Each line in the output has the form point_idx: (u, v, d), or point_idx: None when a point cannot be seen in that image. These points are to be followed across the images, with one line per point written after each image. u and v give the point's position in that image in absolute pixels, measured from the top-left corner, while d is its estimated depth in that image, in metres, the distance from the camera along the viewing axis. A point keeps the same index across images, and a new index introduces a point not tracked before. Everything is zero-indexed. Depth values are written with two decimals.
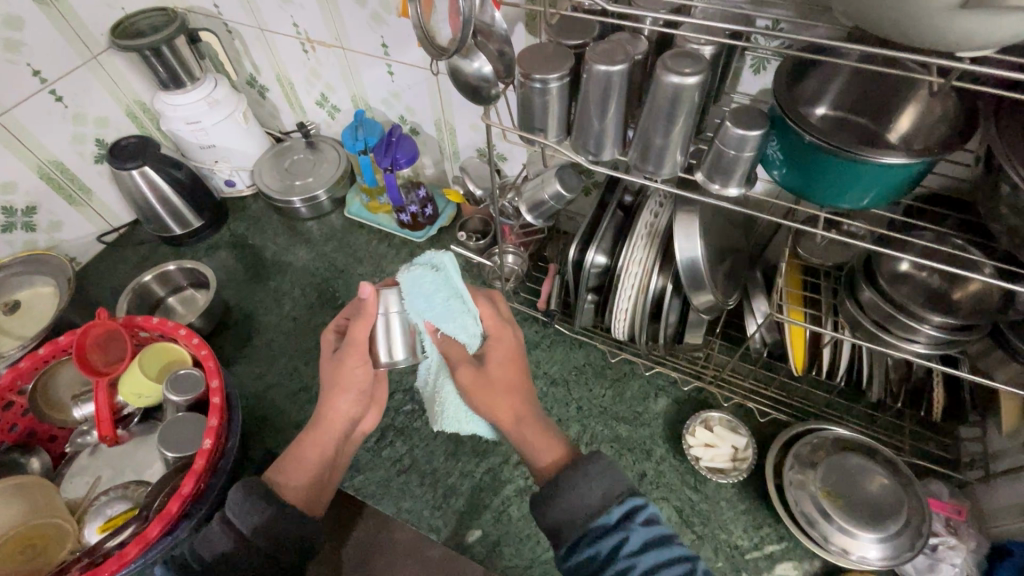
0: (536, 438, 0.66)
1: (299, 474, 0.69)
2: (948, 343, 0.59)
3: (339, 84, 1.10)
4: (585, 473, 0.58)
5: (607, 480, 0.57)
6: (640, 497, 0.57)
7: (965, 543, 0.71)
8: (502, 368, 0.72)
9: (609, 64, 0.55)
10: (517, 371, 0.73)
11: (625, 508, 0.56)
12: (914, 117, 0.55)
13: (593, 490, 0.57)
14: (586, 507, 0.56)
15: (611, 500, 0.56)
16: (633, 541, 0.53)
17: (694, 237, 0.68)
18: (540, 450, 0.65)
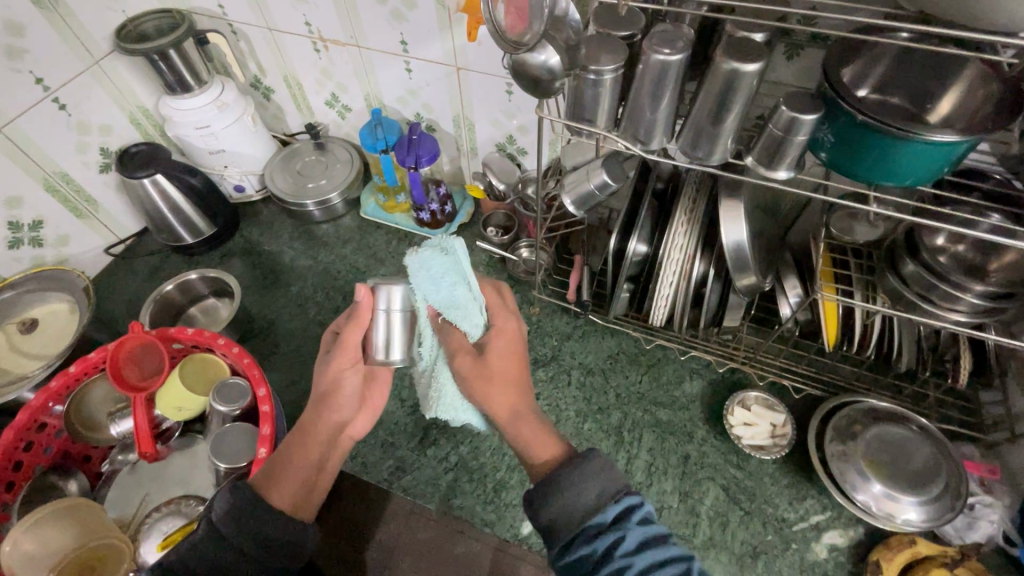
0: (529, 427, 0.60)
1: (289, 476, 0.61)
2: (990, 311, 0.63)
3: (353, 84, 1.09)
4: (581, 471, 0.54)
5: (605, 478, 0.53)
6: (636, 495, 0.53)
7: (1000, 499, 0.75)
8: (505, 360, 0.62)
9: (668, 53, 0.56)
10: (521, 356, 0.64)
11: (621, 507, 0.52)
12: (957, 97, 0.58)
13: (587, 488, 0.52)
14: (581, 508, 0.52)
15: (607, 498, 0.52)
16: (629, 541, 0.50)
17: (740, 221, 0.69)
18: (534, 439, 0.60)
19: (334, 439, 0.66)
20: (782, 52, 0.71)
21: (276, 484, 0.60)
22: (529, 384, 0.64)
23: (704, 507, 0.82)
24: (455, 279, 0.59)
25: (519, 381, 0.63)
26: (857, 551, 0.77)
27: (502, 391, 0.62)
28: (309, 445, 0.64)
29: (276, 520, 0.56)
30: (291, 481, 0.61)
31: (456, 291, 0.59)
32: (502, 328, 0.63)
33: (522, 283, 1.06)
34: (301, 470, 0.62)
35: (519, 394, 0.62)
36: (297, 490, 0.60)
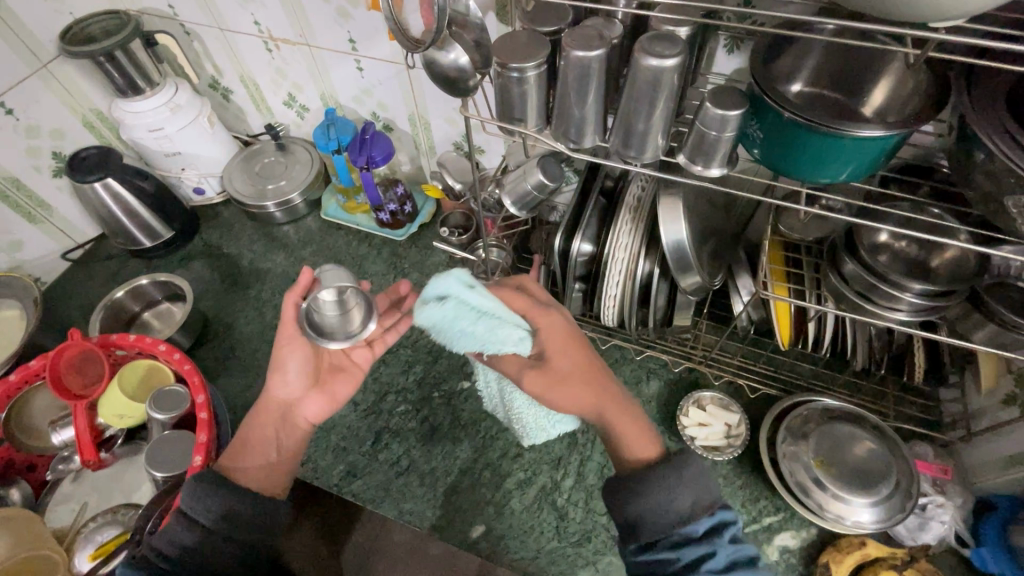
0: (624, 419, 0.62)
1: (254, 457, 0.68)
2: (930, 309, 0.61)
3: (308, 83, 1.07)
4: (678, 476, 0.56)
5: (698, 487, 0.56)
6: (728, 512, 0.56)
7: (953, 500, 0.74)
8: (566, 356, 0.63)
9: (587, 50, 0.55)
10: (583, 343, 0.65)
11: (714, 520, 0.54)
12: (888, 90, 0.56)
13: (683, 495, 0.55)
14: (674, 512, 0.54)
15: (701, 510, 0.54)
16: (720, 557, 0.52)
17: (679, 219, 0.68)
18: (626, 433, 0.61)
19: (285, 419, 0.70)
20: (723, 45, 0.69)
21: (236, 466, 0.67)
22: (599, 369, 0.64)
23: None
24: (469, 320, 0.61)
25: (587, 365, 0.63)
26: (808, 553, 0.76)
27: (581, 390, 0.62)
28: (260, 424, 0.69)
29: (250, 500, 0.62)
30: (253, 466, 0.67)
31: (483, 333, 0.60)
32: (550, 326, 0.63)
33: None
34: (262, 444, 0.68)
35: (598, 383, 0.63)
36: (261, 473, 0.67)
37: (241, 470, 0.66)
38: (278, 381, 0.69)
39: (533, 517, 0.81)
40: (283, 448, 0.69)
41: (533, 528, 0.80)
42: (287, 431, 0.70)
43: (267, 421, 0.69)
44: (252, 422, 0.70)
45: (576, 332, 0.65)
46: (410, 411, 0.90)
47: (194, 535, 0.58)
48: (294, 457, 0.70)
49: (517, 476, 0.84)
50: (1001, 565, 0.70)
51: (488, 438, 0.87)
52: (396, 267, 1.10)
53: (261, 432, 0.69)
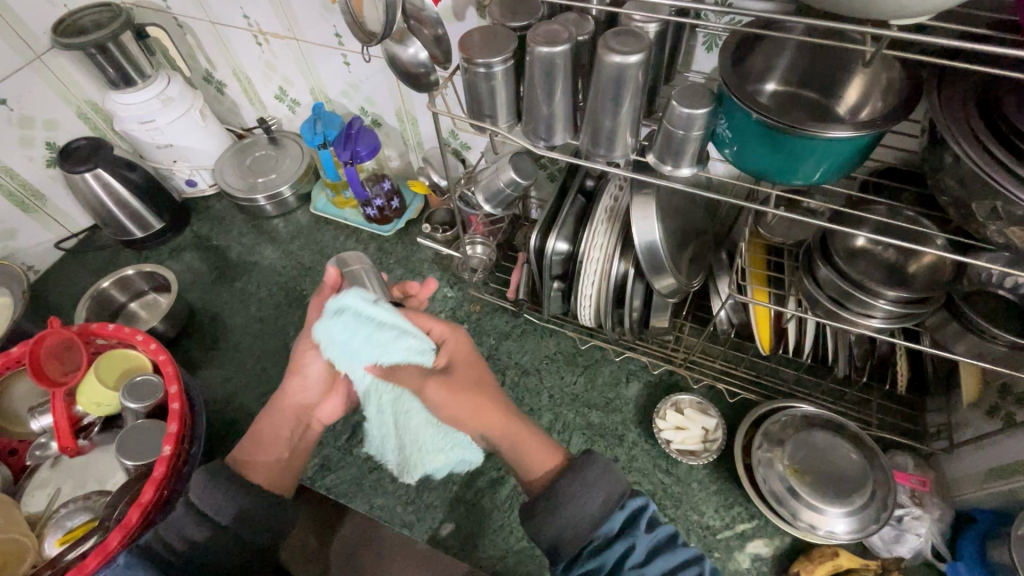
0: (527, 442, 0.64)
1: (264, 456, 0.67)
2: (905, 316, 0.60)
3: (297, 78, 1.07)
4: (582, 481, 0.56)
5: (606, 484, 0.55)
6: (640, 496, 0.56)
7: (931, 512, 0.72)
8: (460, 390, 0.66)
9: (551, 46, 0.54)
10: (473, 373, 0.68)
11: (627, 513, 0.54)
12: (862, 90, 0.55)
13: (591, 497, 0.55)
14: (586, 518, 0.54)
15: (611, 506, 0.54)
16: (639, 550, 0.52)
17: (652, 220, 0.67)
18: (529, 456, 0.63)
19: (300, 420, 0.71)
20: (702, 42, 0.67)
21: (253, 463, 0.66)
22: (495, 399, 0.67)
23: None
24: (367, 328, 0.63)
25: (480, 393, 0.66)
26: (781, 562, 0.75)
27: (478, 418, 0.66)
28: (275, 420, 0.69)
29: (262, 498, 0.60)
30: (266, 461, 0.66)
31: (364, 346, 0.63)
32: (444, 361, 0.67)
33: (463, 281, 1.05)
34: (276, 442, 0.68)
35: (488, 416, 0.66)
36: (275, 470, 0.67)
37: (258, 466, 0.65)
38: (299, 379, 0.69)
39: (503, 516, 0.80)
40: (295, 448, 0.70)
41: (503, 527, 0.80)
42: (299, 430, 0.71)
43: (280, 416, 0.69)
44: (264, 418, 0.69)
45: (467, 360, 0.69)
46: None
47: (208, 531, 0.56)
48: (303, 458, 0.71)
49: (490, 474, 0.84)
50: None
51: None
52: (382, 262, 1.10)
53: (275, 429, 0.68)
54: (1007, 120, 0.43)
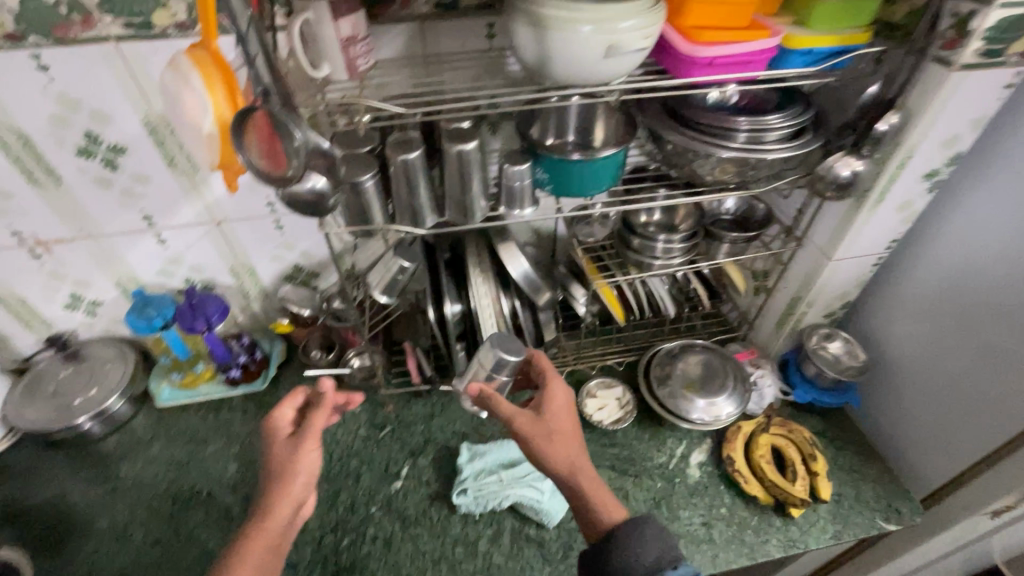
0: (597, 491, 0.70)
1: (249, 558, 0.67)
2: (692, 249, 0.91)
3: (96, 276, 0.99)
4: (642, 532, 0.66)
5: (661, 545, 0.65)
6: (693, 567, 0.64)
7: (766, 368, 1.04)
8: (563, 420, 0.74)
9: (407, 154, 0.70)
10: (568, 415, 0.75)
11: (678, 572, 0.63)
12: (603, 125, 0.84)
13: (650, 549, 0.65)
14: (640, 562, 0.64)
15: (665, 563, 0.64)
16: None
17: (518, 256, 0.87)
18: (601, 500, 0.70)
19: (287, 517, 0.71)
20: (487, 129, 0.90)
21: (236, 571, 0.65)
22: (583, 447, 0.73)
23: None
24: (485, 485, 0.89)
25: (573, 438, 0.73)
26: (715, 456, 0.96)
27: (566, 455, 0.71)
28: (264, 527, 0.69)
29: None
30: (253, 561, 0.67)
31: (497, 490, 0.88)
32: (557, 399, 0.76)
33: (365, 391, 1.06)
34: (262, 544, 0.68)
35: (574, 446, 0.72)
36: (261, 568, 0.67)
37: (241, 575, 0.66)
38: (297, 481, 0.71)
39: (518, 561, 0.84)
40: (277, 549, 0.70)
41: (523, 570, 0.83)
42: (283, 524, 0.70)
43: (269, 506, 0.70)
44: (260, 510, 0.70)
45: (569, 406, 0.77)
46: (356, 539, 0.86)
47: None
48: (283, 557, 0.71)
49: (487, 534, 0.87)
50: (811, 392, 1.00)
51: (444, 518, 0.88)
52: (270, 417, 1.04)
53: (264, 536, 0.69)
54: (683, 117, 0.76)
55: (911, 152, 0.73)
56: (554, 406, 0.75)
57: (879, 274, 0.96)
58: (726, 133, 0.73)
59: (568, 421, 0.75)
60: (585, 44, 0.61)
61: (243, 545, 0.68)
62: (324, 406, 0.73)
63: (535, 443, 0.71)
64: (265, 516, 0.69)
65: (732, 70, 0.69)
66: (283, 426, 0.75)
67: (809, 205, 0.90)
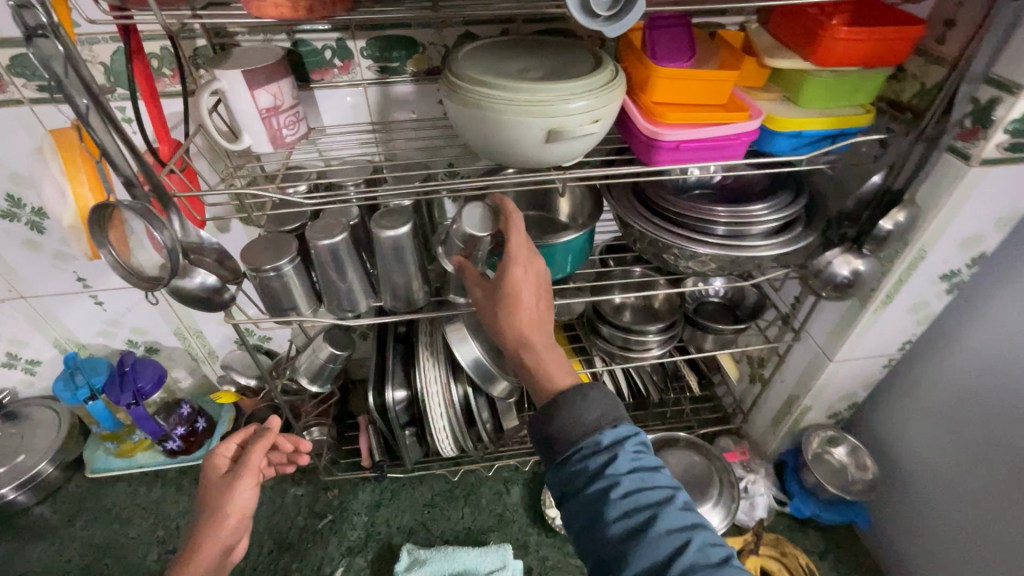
0: (542, 350, 0.53)
1: None
2: (671, 339, 0.80)
3: (32, 336, 0.93)
4: (584, 394, 0.51)
5: (605, 402, 0.51)
6: (633, 425, 0.51)
7: (759, 473, 0.91)
8: (523, 271, 0.54)
9: (331, 238, 0.61)
10: (530, 270, 0.54)
11: (617, 432, 0.49)
12: (569, 203, 0.75)
13: (591, 408, 0.50)
14: (577, 422, 0.50)
15: (607, 420, 0.50)
16: (623, 470, 0.47)
17: (467, 339, 0.76)
18: (547, 366, 0.53)
19: (218, 564, 0.58)
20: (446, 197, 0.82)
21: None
22: (540, 304, 0.55)
23: None
24: None
25: (534, 295, 0.54)
26: None
27: (518, 310, 0.53)
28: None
29: None
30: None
31: None
32: (518, 244, 0.54)
33: (310, 470, 0.96)
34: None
35: (531, 309, 0.54)
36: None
37: None
38: (229, 522, 0.58)
39: None
40: None
41: None
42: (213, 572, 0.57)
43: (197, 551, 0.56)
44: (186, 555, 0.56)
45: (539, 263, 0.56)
46: None
47: None
48: None
49: None
50: (811, 506, 0.87)
51: None
52: None
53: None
54: (653, 202, 0.66)
55: (921, 257, 0.63)
56: (523, 262, 0.54)
57: (894, 371, 0.83)
58: (701, 224, 0.63)
59: (534, 276, 0.54)
60: (523, 128, 0.52)
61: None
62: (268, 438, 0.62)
63: (486, 310, 0.55)
64: (188, 561, 0.55)
65: (701, 156, 0.59)
66: (222, 463, 0.63)
67: (806, 296, 0.78)
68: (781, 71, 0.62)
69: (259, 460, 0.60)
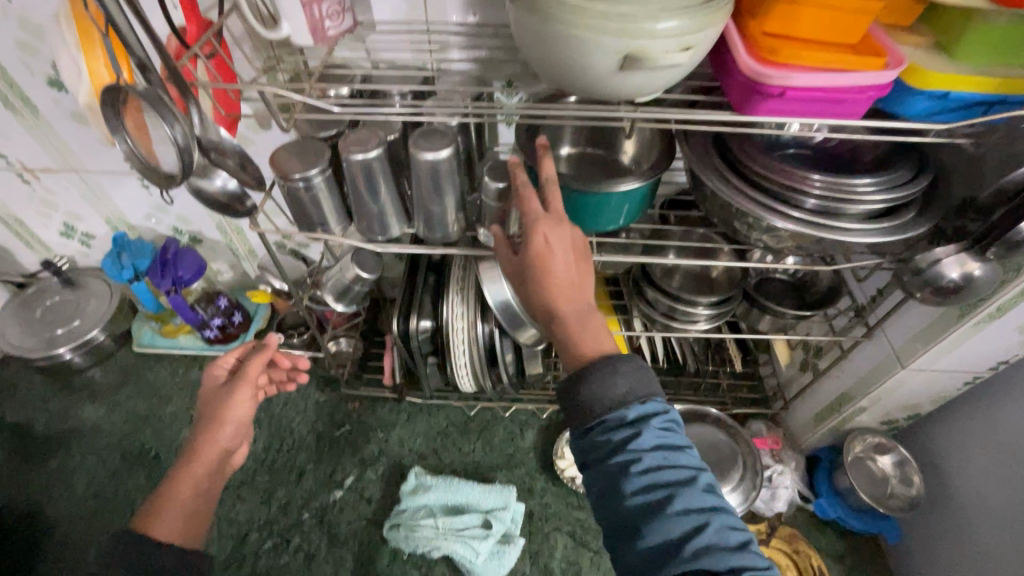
0: (578, 322, 0.47)
1: (170, 502, 0.55)
2: (721, 315, 0.73)
3: (86, 210, 0.95)
4: (613, 367, 0.45)
5: (636, 375, 0.45)
6: (663, 400, 0.45)
7: (789, 465, 0.85)
8: (549, 237, 0.47)
9: (365, 152, 0.56)
10: (557, 236, 0.48)
11: (645, 407, 0.44)
12: (636, 145, 0.66)
13: (618, 382, 0.44)
14: (602, 396, 0.44)
15: (635, 397, 0.44)
16: (647, 451, 0.42)
17: (500, 280, 0.71)
18: (582, 336, 0.47)
19: (215, 467, 0.59)
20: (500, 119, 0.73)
21: (160, 519, 0.53)
22: (573, 268, 0.48)
23: (555, 562, 0.80)
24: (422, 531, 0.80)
25: (567, 261, 0.47)
26: None
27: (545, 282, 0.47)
28: (190, 475, 0.57)
29: None
30: (178, 511, 0.54)
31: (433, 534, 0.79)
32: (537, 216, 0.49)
33: (334, 379, 0.98)
34: (188, 498, 0.55)
35: (564, 277, 0.47)
36: (186, 521, 0.54)
37: (159, 516, 0.53)
38: (227, 429, 0.59)
39: None
40: (206, 496, 0.57)
41: None
42: (210, 474, 0.58)
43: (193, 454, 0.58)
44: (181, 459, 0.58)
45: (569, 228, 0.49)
46: (279, 545, 0.81)
47: None
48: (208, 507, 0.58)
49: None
50: (837, 509, 0.81)
51: (374, 544, 0.81)
52: None
53: (191, 478, 0.57)
54: (737, 159, 0.56)
55: None
56: (545, 227, 0.48)
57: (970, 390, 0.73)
58: (791, 195, 0.53)
59: (563, 239, 0.48)
60: (594, 50, 0.43)
61: (168, 481, 0.56)
62: (264, 351, 0.61)
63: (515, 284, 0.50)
64: (191, 457, 0.57)
65: (811, 111, 0.48)
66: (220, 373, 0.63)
67: (893, 291, 0.67)
68: (939, 7, 0.48)
69: (253, 369, 0.59)
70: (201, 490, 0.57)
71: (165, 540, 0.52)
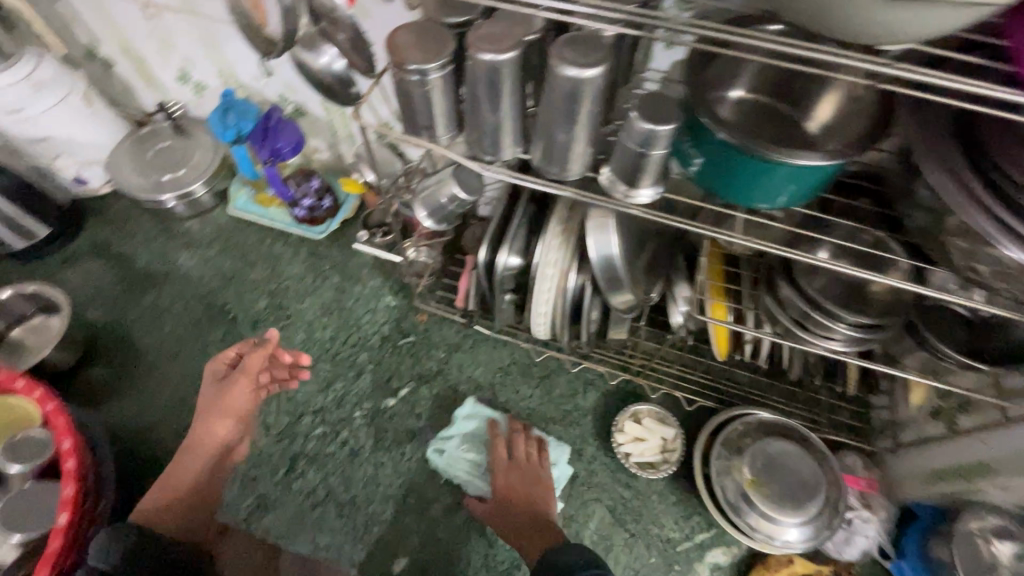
0: (527, 540, 0.70)
1: (172, 497, 0.68)
2: (863, 339, 0.61)
3: (201, 59, 0.92)
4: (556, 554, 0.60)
5: None
6: None
7: (877, 513, 0.74)
8: (506, 479, 0.75)
9: (496, 52, 0.46)
10: (507, 474, 0.76)
11: None
12: (835, 103, 0.50)
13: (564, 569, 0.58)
14: None
15: None
16: None
17: (611, 234, 0.62)
18: (532, 543, 0.70)
19: (213, 462, 0.72)
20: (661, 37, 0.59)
21: (164, 514, 0.67)
22: (527, 497, 0.74)
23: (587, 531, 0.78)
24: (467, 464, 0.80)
25: (520, 511, 0.73)
26: (738, 569, 0.76)
27: (506, 528, 0.72)
28: (187, 464, 0.71)
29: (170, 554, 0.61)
30: (181, 504, 0.68)
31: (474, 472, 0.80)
32: (498, 470, 0.76)
33: (407, 287, 0.96)
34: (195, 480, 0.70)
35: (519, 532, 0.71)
36: (184, 513, 0.68)
37: (166, 512, 0.67)
38: (228, 421, 0.72)
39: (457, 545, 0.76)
40: (203, 490, 0.71)
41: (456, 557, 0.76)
42: (208, 466, 0.72)
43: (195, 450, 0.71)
44: (180, 454, 0.71)
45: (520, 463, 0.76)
46: (328, 434, 0.83)
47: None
48: (207, 494, 0.71)
49: (445, 500, 0.79)
50: None
51: (414, 460, 0.82)
52: (315, 270, 0.99)
53: (187, 471, 0.70)
54: (986, 155, 0.41)
55: None
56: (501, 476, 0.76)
57: None
58: None
59: (511, 470, 0.76)
60: None
61: (171, 468, 0.70)
62: (263, 348, 0.72)
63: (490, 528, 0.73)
64: (192, 449, 0.71)
65: None
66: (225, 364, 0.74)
67: None
68: None
69: (254, 363, 0.71)
70: (194, 486, 0.70)
71: (168, 533, 0.66)
